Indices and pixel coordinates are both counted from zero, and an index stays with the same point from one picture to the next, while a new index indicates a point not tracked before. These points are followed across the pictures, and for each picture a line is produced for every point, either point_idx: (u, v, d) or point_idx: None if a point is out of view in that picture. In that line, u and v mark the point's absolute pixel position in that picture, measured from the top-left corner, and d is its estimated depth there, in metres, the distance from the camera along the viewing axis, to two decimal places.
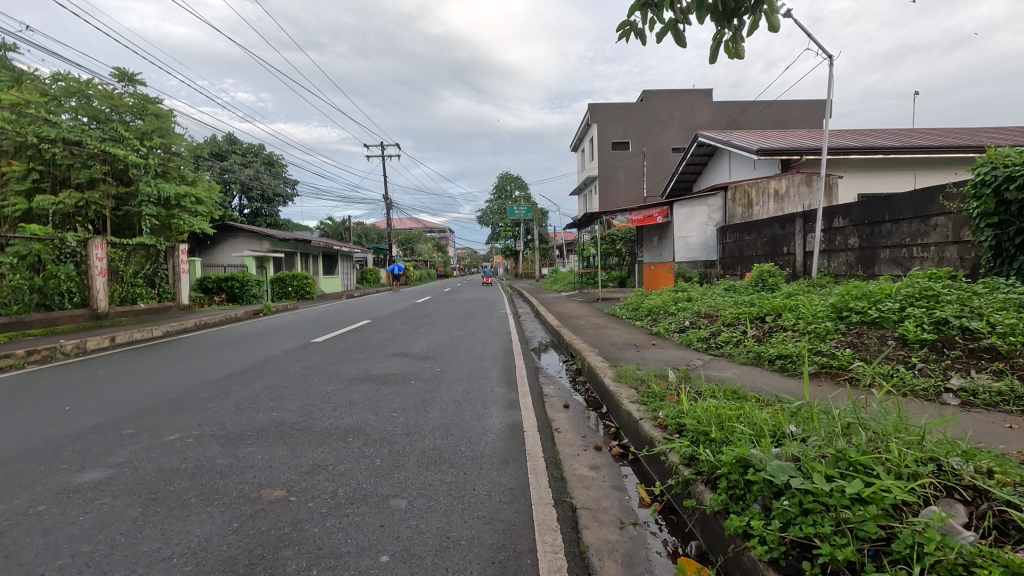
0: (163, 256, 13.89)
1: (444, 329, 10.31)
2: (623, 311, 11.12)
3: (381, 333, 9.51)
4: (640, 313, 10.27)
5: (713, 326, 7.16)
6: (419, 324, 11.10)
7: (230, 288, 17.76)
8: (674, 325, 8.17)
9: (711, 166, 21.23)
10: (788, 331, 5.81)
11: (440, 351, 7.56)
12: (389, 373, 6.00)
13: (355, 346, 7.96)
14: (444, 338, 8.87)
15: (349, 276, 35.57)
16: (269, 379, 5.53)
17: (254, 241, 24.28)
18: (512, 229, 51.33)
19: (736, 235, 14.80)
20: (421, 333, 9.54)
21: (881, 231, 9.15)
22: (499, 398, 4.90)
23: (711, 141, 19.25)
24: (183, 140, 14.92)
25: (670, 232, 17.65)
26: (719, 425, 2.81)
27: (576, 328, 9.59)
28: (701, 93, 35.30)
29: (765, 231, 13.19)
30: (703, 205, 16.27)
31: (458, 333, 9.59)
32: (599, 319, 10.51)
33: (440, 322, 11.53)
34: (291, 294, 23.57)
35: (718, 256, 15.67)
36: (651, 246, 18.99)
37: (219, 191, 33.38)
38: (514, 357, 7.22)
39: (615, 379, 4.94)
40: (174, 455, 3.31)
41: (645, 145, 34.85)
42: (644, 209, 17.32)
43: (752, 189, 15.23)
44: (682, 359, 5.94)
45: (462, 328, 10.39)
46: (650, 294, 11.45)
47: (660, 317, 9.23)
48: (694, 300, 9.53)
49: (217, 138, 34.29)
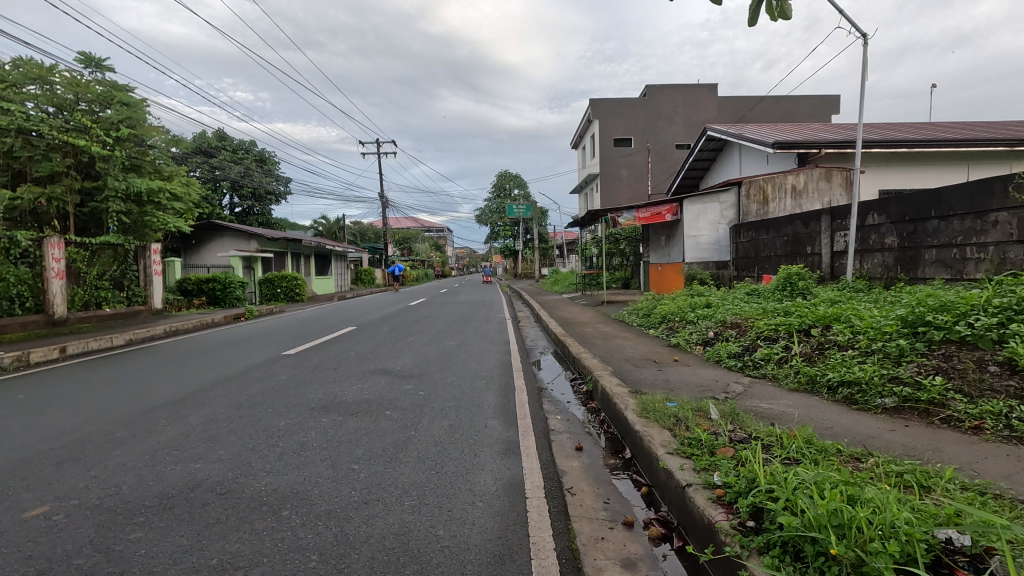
0: (133, 256, 12.92)
1: (435, 338, 9.27)
2: (633, 318, 10.09)
3: (363, 343, 8.49)
4: (654, 321, 9.26)
5: (746, 339, 6.13)
6: (408, 332, 10.07)
7: (211, 291, 16.73)
8: (697, 336, 7.15)
9: (720, 162, 20.21)
10: (847, 350, 4.79)
11: (426, 367, 6.53)
12: (362, 399, 5.00)
13: (330, 361, 6.94)
14: (434, 351, 7.87)
15: (344, 276, 34.54)
16: (213, 409, 4.53)
17: (240, 241, 23.23)
18: (511, 229, 50.28)
19: (752, 234, 13.80)
20: (407, 344, 8.49)
21: (926, 229, 8.13)
22: (493, 439, 3.87)
23: (721, 135, 18.25)
24: (157, 132, 13.88)
25: (678, 231, 16.52)
26: (833, 528, 1.78)
27: (582, 338, 8.56)
28: (705, 88, 34.30)
29: (786, 229, 12.20)
30: (715, 202, 15.24)
31: (449, 344, 8.56)
32: (607, 327, 9.49)
33: (432, 329, 10.52)
34: (280, 296, 22.53)
35: (731, 256, 14.70)
36: (657, 246, 17.97)
37: (208, 188, 32.28)
38: (512, 375, 6.21)
39: (639, 414, 3.91)
40: (16, 553, 2.27)
41: (648, 142, 33.83)
42: (651, 206, 16.16)
43: (768, 183, 14.44)
44: (716, 382, 4.92)
45: (455, 337, 9.35)
46: (663, 298, 10.47)
47: (677, 325, 8.23)
48: (717, 306, 8.50)
49: (206, 134, 33.19)
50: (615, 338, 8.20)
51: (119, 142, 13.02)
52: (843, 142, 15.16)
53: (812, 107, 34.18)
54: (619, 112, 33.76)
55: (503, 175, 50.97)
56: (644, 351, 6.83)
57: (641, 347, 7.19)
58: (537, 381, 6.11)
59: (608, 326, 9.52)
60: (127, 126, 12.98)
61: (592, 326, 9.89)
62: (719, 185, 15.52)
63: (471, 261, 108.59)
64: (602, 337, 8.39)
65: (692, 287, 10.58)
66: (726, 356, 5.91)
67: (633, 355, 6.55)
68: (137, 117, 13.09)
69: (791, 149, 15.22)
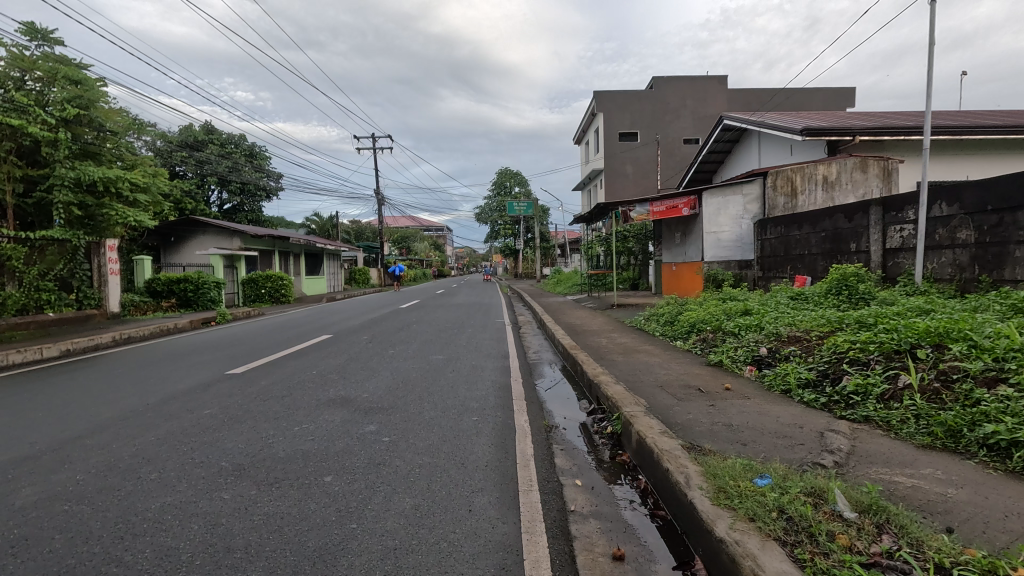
0: (84, 253, 11.41)
1: (420, 351, 7.76)
2: (653, 328, 8.59)
3: (331, 358, 7.02)
4: (682, 331, 7.80)
5: (820, 362, 4.65)
6: (390, 343, 8.58)
7: (182, 292, 15.35)
8: (746, 354, 5.66)
9: (738, 153, 18.73)
10: (996, 385, 3.29)
11: (399, 395, 5.08)
12: (298, 451, 3.54)
13: (280, 385, 5.48)
14: (416, 370, 6.39)
15: (337, 276, 33.10)
16: (68, 474, 3.07)
17: (222, 239, 21.76)
18: (511, 227, 48.82)
19: (780, 229, 12.33)
20: (384, 360, 7.02)
21: (1014, 221, 6.66)
22: (481, 541, 2.43)
23: (740, 123, 16.79)
24: (116, 115, 12.46)
25: (696, 227, 14.85)
26: None
27: (597, 351, 7.08)
28: (714, 80, 32.78)
29: (824, 224, 10.75)
30: (738, 194, 13.79)
31: (435, 359, 7.09)
32: (625, 337, 8.03)
33: (419, 339, 9.06)
34: (264, 297, 21.26)
35: (756, 255, 13.26)
36: (671, 245, 16.35)
37: (194, 184, 30.79)
38: (512, 407, 4.74)
39: (713, 501, 2.42)
40: None
41: (655, 136, 32.34)
42: (666, 200, 14.55)
43: (797, 174, 13.08)
44: (802, 431, 3.43)
45: (446, 350, 7.89)
46: (688, 303, 9.04)
47: (714, 338, 6.79)
48: (760, 314, 7.00)
49: (193, 127, 31.70)
50: (638, 352, 6.74)
51: (67, 124, 11.61)
52: (879, 128, 13.69)
53: (827, 99, 32.61)
54: (624, 105, 32.30)
55: (503, 172, 49.44)
56: (682, 373, 5.36)
57: (674, 367, 5.71)
58: (545, 416, 4.63)
59: (627, 337, 8.06)
60: (77, 106, 11.61)
61: (607, 335, 8.41)
62: (742, 176, 14.05)
63: (471, 261, 107.13)
64: (620, 351, 6.92)
65: (723, 290, 9.15)
66: (798, 386, 4.41)
67: (668, 380, 5.08)
68: (90, 97, 11.69)
69: (821, 136, 13.77)
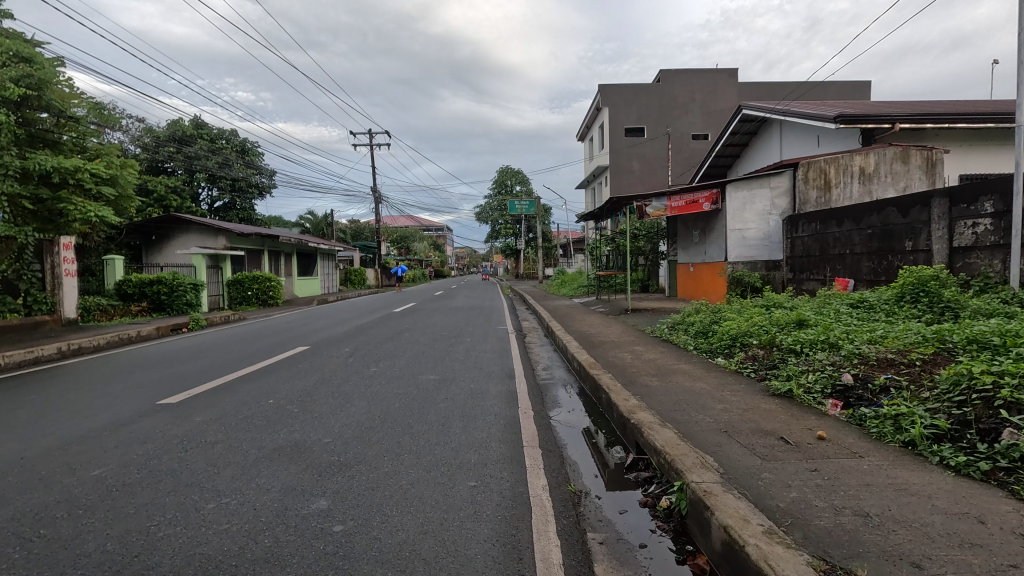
0: (33, 252, 10.15)
1: (407, 370, 6.48)
2: (683, 341, 7.31)
3: (298, 381, 5.73)
4: (722, 347, 6.53)
5: (949, 400, 3.36)
6: (373, 358, 7.28)
7: (155, 295, 14.03)
8: (824, 382, 4.37)
9: (757, 146, 17.50)
10: None
11: (371, 441, 3.80)
12: (192, 559, 2.26)
13: (218, 423, 4.19)
14: (401, 398, 5.11)
15: (332, 276, 31.83)
16: None
17: (206, 237, 20.52)
18: (512, 227, 48.11)
19: (816, 226, 11.05)
20: (363, 383, 5.74)
21: None
22: None
23: (762, 111, 15.56)
24: (72, 98, 11.26)
25: (717, 224, 13.47)
26: None
27: (623, 371, 5.80)
28: (724, 73, 31.55)
29: (870, 220, 9.49)
30: (764, 187, 12.49)
31: (425, 382, 5.82)
32: (652, 352, 6.77)
33: (410, 352, 7.80)
34: (251, 299, 20.23)
35: (786, 255, 11.99)
36: (688, 242, 14.91)
37: (182, 180, 29.55)
38: (522, 464, 3.46)
39: None
40: None
41: (662, 131, 31.11)
42: (685, 194, 12.94)
43: (832, 165, 11.85)
44: (994, 535, 2.13)
45: (441, 368, 6.62)
46: (724, 311, 7.79)
47: (769, 356, 5.53)
48: (823, 327, 5.72)
49: (183, 122, 30.50)
50: (674, 374, 5.47)
51: (15, 106, 10.42)
52: (922, 115, 12.43)
53: (841, 93, 31.31)
54: (630, 99, 31.08)
55: (504, 171, 48.21)
56: (745, 409, 4.09)
57: (728, 398, 4.44)
58: (569, 476, 3.37)
59: (653, 351, 6.80)
60: (26, 86, 10.41)
61: (629, 349, 7.12)
62: (769, 167, 12.79)
63: (471, 261, 105.86)
64: (652, 371, 5.65)
65: (764, 295, 7.91)
66: (929, 437, 3.12)
67: (729, 420, 3.81)
68: (43, 76, 10.49)
69: (855, 123, 12.52)
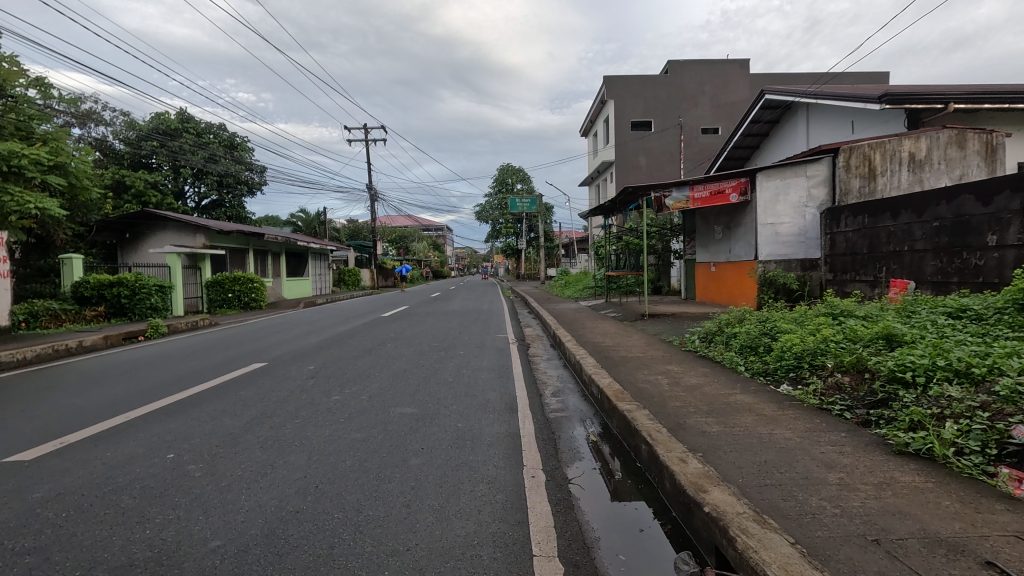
0: None
1: (379, 399, 4.99)
2: (728, 360, 5.82)
3: (226, 420, 4.25)
4: (786, 371, 5.05)
5: None
6: (341, 380, 5.81)
7: (114, 298, 12.50)
8: (984, 436, 2.89)
9: (780, 135, 16.07)
10: None
11: (284, 552, 2.32)
12: None
13: (63, 505, 2.73)
14: (359, 449, 3.64)
15: (324, 277, 30.32)
16: None
17: (184, 236, 19.11)
18: (512, 226, 46.59)
19: (864, 219, 9.57)
20: (312, 422, 4.26)
21: None
22: None
23: (788, 95, 14.12)
24: (10, 74, 9.84)
25: (743, 218, 11.97)
26: None
27: (660, 404, 4.32)
28: (735, 64, 30.11)
29: (937, 210, 8.01)
30: (801, 175, 10.97)
31: (399, 420, 4.35)
32: (692, 375, 5.29)
33: (388, 371, 6.31)
34: (232, 302, 18.80)
35: (826, 253, 10.52)
36: (708, 239, 13.45)
37: (165, 176, 28.07)
38: None
39: None
40: None
41: (670, 125, 29.66)
42: (711, 183, 11.17)
43: (877, 150, 10.40)
44: None
45: (422, 396, 5.14)
46: (775, 320, 6.33)
47: (868, 389, 4.05)
48: (934, 346, 4.24)
49: (168, 115, 29.08)
50: (734, 413, 3.99)
51: None
52: (978, 94, 10.99)
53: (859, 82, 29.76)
54: (636, 92, 29.57)
55: (505, 168, 46.79)
56: (879, 487, 2.61)
57: (838, 463, 2.95)
58: None
59: (694, 374, 5.32)
60: None
61: (661, 370, 5.63)
62: (802, 155, 11.32)
63: (471, 261, 104.13)
64: (703, 406, 4.17)
65: (824, 301, 6.45)
66: None
67: (867, 514, 2.33)
68: None
69: (902, 103, 11.07)
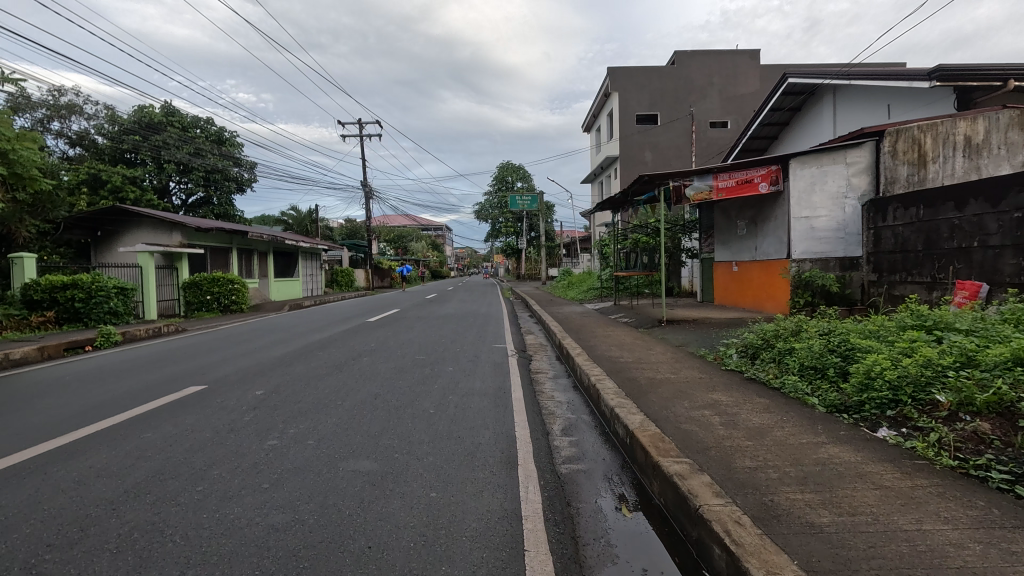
0: None
1: (330, 446, 3.68)
2: (791, 389, 4.50)
3: (96, 490, 2.94)
4: (883, 408, 3.72)
5: None
6: (289, 413, 4.49)
7: (67, 302, 11.17)
8: None
9: (803, 123, 14.75)
10: None
11: None
12: None
13: None
14: (271, 553, 2.32)
15: (316, 277, 29.03)
16: None
17: (160, 234, 17.80)
18: (512, 224, 45.32)
19: (918, 210, 8.25)
20: (219, 490, 2.94)
21: None
22: None
23: (816, 77, 12.79)
24: None
25: (772, 211, 10.64)
26: None
27: (723, 464, 2.98)
28: (745, 55, 28.79)
29: (1017, 198, 6.70)
30: (840, 162, 9.63)
31: (346, 487, 3.03)
32: (750, 411, 3.96)
33: (354, 398, 5.00)
34: (210, 305, 17.49)
35: (869, 250, 9.22)
36: (730, 236, 12.13)
37: (148, 172, 26.78)
38: None
39: None
40: None
41: (677, 118, 28.35)
42: (737, 171, 9.84)
43: (929, 133, 8.92)
44: None
45: (390, 440, 3.83)
46: (843, 334, 5.02)
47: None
48: None
49: (152, 108, 27.75)
50: (840, 485, 2.66)
51: None
52: None
53: None
54: (642, 83, 28.24)
55: (505, 165, 45.50)
56: None
57: None
58: None
59: (752, 410, 3.99)
60: None
61: (706, 400, 4.32)
62: (840, 140, 9.97)
63: (471, 260, 102.85)
64: (790, 471, 2.85)
65: (905, 310, 5.17)
66: None
67: None
68: None
69: (954, 80, 9.83)
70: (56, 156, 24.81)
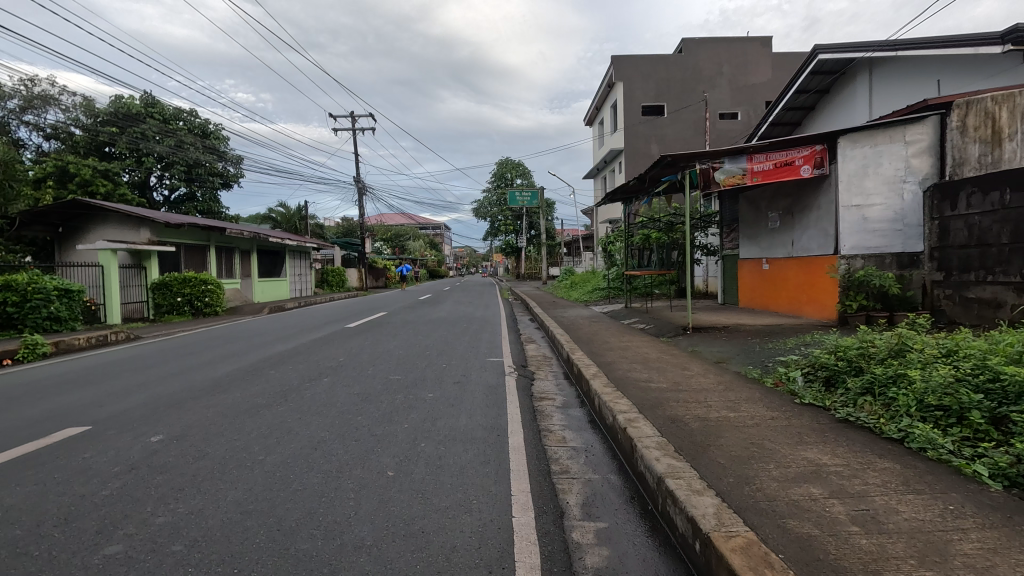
0: None
1: (201, 564, 2.19)
2: (920, 442, 3.00)
3: None
4: None
5: None
6: (173, 482, 3.00)
7: None
8: None
9: (833, 104, 13.20)
10: None
11: None
12: None
13: None
14: None
15: (304, 278, 27.48)
16: None
17: (127, 229, 16.30)
18: (511, 222, 43.79)
19: (1003, 193, 6.72)
20: None
21: None
22: None
23: (852, 52, 11.16)
24: None
25: (814, 199, 9.15)
26: None
27: None
28: (756, 42, 27.32)
29: None
30: (897, 142, 8.14)
31: None
32: (888, 493, 2.45)
33: (285, 450, 3.53)
34: (181, 308, 15.91)
35: (935, 244, 7.73)
36: (760, 230, 10.66)
37: (127, 165, 25.34)
38: None
39: None
40: None
41: (685, 109, 26.88)
42: (776, 152, 8.37)
43: (1004, 105, 7.17)
44: None
45: (307, 546, 2.34)
46: (977, 360, 3.52)
47: None
48: None
49: (131, 99, 26.27)
50: None
51: None
52: None
53: None
54: (647, 73, 26.77)
55: (504, 161, 44.06)
56: None
57: None
58: None
59: (888, 491, 2.48)
60: None
61: (803, 463, 2.85)
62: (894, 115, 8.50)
63: (470, 260, 101.15)
64: None
65: None
66: None
67: None
68: None
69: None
70: (27, 149, 23.38)
